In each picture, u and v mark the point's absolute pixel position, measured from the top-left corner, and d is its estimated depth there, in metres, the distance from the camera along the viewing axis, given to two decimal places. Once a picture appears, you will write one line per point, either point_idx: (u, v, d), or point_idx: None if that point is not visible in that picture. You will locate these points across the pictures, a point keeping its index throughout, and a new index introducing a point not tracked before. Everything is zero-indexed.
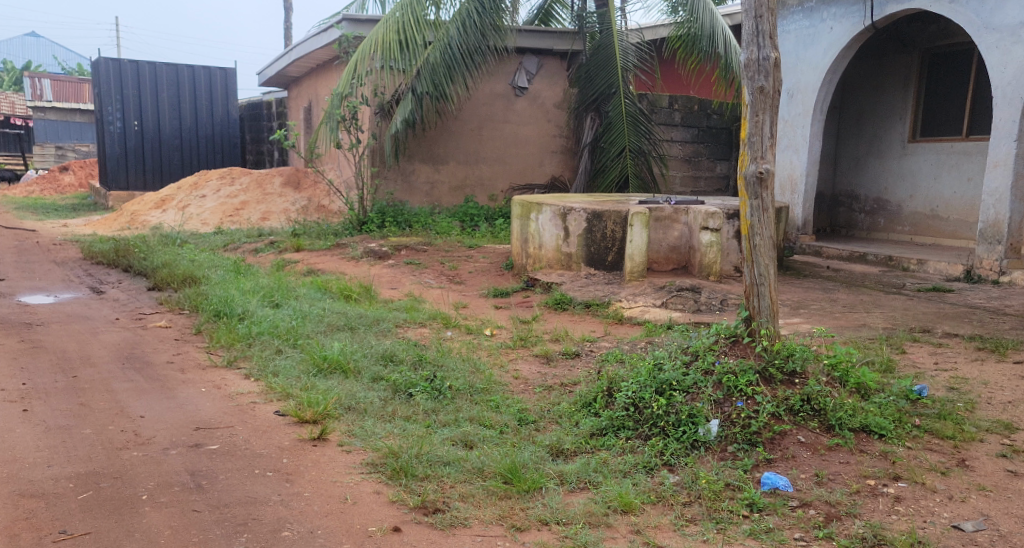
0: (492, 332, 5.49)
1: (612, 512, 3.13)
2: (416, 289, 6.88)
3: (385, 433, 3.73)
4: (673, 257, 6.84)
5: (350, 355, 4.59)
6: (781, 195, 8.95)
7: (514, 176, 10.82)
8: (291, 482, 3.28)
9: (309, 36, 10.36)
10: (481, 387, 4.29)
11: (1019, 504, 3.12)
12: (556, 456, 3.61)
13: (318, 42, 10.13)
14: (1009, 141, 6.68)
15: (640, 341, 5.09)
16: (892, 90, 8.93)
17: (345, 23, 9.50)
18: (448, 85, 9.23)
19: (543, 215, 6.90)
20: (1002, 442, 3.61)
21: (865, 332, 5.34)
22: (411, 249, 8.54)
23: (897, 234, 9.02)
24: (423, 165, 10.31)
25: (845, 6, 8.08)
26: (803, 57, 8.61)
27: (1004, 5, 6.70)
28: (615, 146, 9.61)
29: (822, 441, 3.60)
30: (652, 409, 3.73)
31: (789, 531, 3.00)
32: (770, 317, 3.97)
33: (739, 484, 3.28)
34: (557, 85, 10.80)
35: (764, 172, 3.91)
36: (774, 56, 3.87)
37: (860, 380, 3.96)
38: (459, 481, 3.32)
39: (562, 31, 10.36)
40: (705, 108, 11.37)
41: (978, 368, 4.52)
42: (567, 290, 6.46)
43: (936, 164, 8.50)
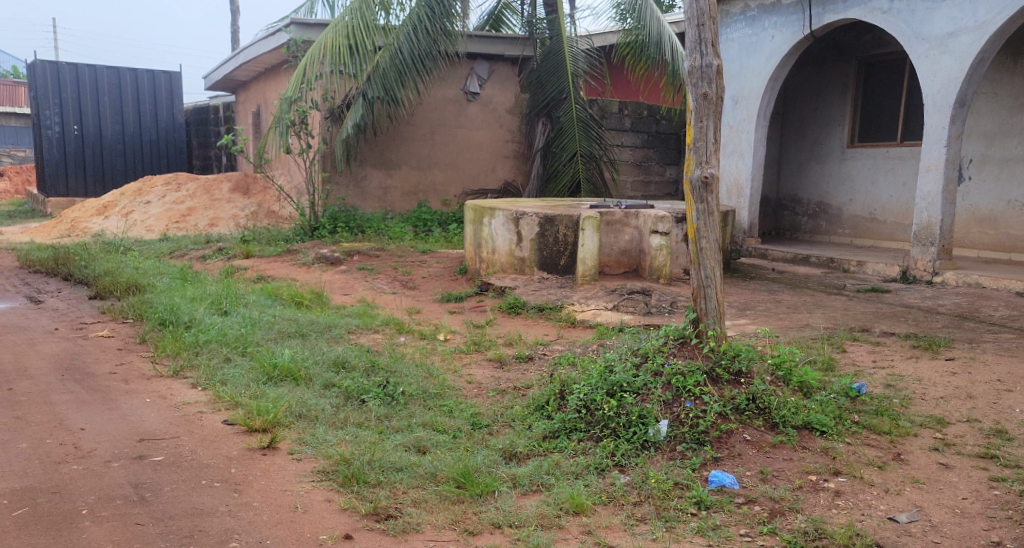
0: (445, 337, 5.52)
1: (564, 514, 3.18)
2: (368, 295, 6.89)
3: (336, 440, 3.74)
4: (624, 260, 6.94)
5: (301, 363, 4.59)
6: (728, 200, 9.14)
7: (467, 181, 10.85)
8: (239, 492, 3.28)
9: (257, 40, 10.28)
10: (434, 392, 4.33)
11: (949, 495, 3.25)
12: (509, 459, 3.66)
13: (266, 46, 10.07)
14: (939, 147, 6.92)
15: (592, 343, 5.17)
16: (831, 96, 9.19)
17: (293, 27, 9.46)
18: (399, 89, 9.23)
19: (496, 219, 6.96)
20: (935, 437, 3.75)
21: (808, 332, 5.50)
22: (363, 254, 8.53)
23: (839, 236, 9.27)
24: (375, 170, 10.28)
25: (785, 15, 8.30)
26: (746, 65, 8.81)
27: (933, 16, 6.96)
28: (567, 151, 9.71)
29: (767, 439, 3.71)
30: (603, 411, 3.80)
31: (735, 527, 3.09)
32: (717, 318, 4.08)
33: (687, 483, 3.36)
34: (508, 90, 10.88)
35: (708, 177, 4.01)
36: (716, 63, 3.97)
37: (802, 378, 4.08)
38: (412, 487, 3.36)
39: (513, 37, 10.45)
40: (654, 114, 11.55)
41: (914, 365, 4.70)
42: (520, 294, 6.52)
43: (874, 169, 8.77)
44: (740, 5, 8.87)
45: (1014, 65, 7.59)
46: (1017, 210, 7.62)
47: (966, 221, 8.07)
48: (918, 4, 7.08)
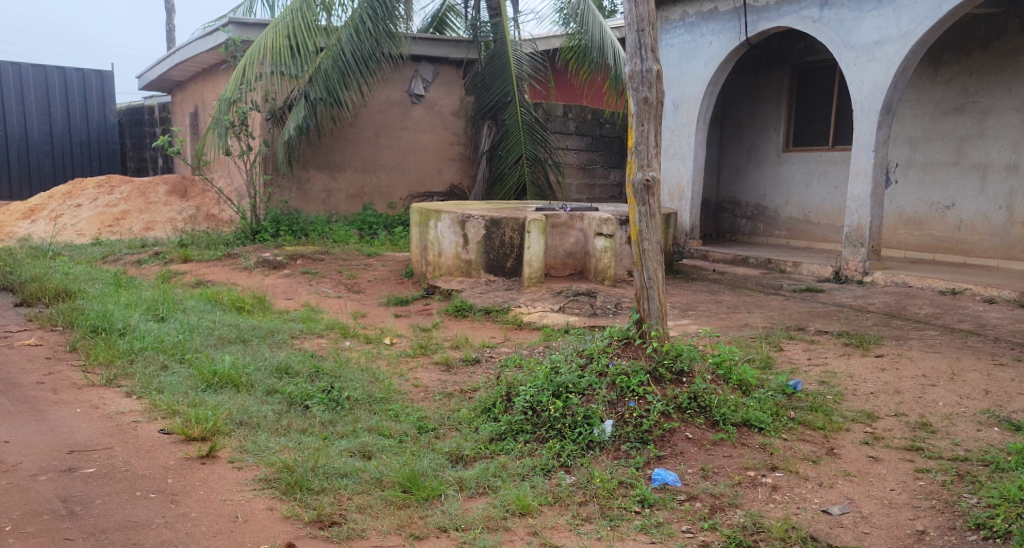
0: (391, 341, 5.53)
1: (510, 516, 3.23)
2: (311, 299, 6.84)
3: (279, 447, 3.73)
4: (570, 262, 7.02)
5: (242, 369, 4.55)
6: (670, 202, 9.31)
7: (412, 184, 10.83)
8: (176, 503, 3.25)
9: (194, 40, 10.12)
10: (380, 396, 4.34)
11: (879, 487, 3.37)
12: (455, 462, 3.70)
13: (203, 46, 9.92)
14: (867, 152, 7.16)
15: (538, 345, 5.24)
16: (767, 102, 9.42)
17: (231, 27, 9.34)
18: (343, 91, 9.18)
19: (442, 222, 6.97)
20: (865, 431, 3.90)
21: (747, 332, 5.64)
22: (307, 258, 8.47)
23: (776, 238, 9.51)
24: (318, 173, 10.19)
25: (722, 22, 8.50)
26: (686, 70, 8.99)
27: (861, 25, 7.22)
28: (512, 155, 9.77)
29: (707, 436, 3.80)
30: (549, 413, 3.86)
31: (677, 523, 3.17)
32: (660, 319, 4.17)
33: (632, 482, 3.44)
34: (453, 93, 10.91)
35: (650, 180, 4.10)
36: (656, 68, 4.06)
37: (742, 377, 4.20)
38: (357, 492, 3.37)
39: (457, 40, 10.49)
40: (598, 117, 11.70)
41: (846, 362, 4.88)
42: (467, 297, 6.55)
43: (808, 173, 9.02)
44: (679, 11, 9.06)
45: (937, 74, 7.90)
46: (941, 212, 7.92)
47: (894, 223, 8.35)
48: (846, 13, 7.34)
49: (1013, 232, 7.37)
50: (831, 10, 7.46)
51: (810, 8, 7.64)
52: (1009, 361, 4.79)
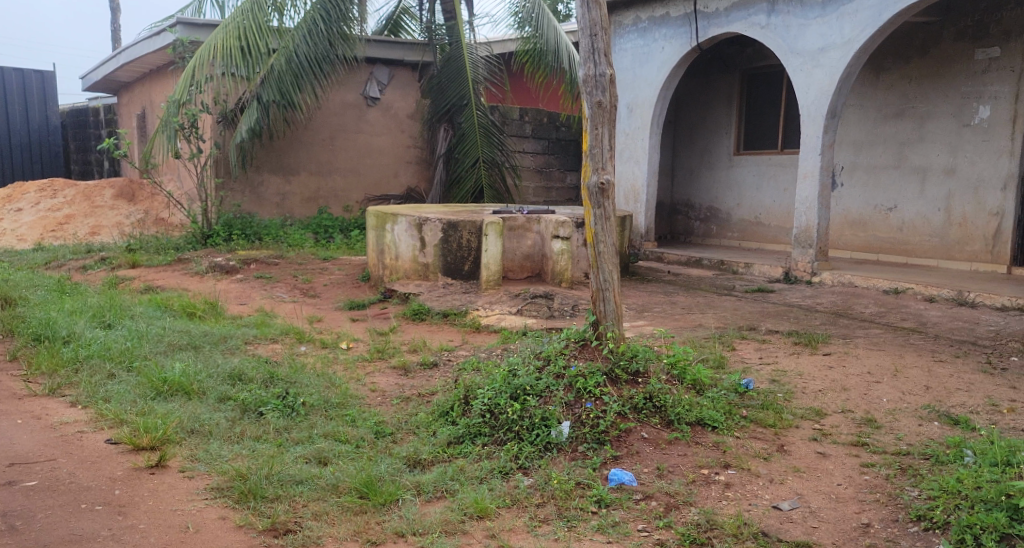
0: (348, 345, 5.51)
1: (468, 519, 3.25)
2: (266, 304, 6.78)
3: (231, 454, 3.70)
4: (527, 265, 7.06)
5: (193, 376, 4.50)
6: (625, 205, 9.41)
7: (368, 187, 10.79)
8: (124, 514, 3.21)
9: (140, 40, 9.96)
10: (336, 402, 4.32)
11: (826, 482, 3.46)
12: (413, 466, 3.71)
13: (150, 47, 9.76)
14: (814, 155, 7.32)
15: (496, 348, 5.27)
16: (718, 106, 9.58)
17: (180, 27, 9.20)
18: (296, 93, 9.12)
19: (399, 225, 6.96)
20: (814, 427, 4.00)
21: (700, 332, 5.74)
22: (261, 262, 8.39)
23: (728, 240, 9.66)
24: (272, 176, 10.09)
25: (673, 27, 8.63)
26: (639, 74, 9.11)
27: (807, 31, 7.38)
28: (469, 157, 9.79)
29: (663, 436, 3.86)
30: (507, 415, 3.89)
31: (633, 522, 3.21)
32: (615, 320, 4.23)
33: (589, 482, 3.48)
34: (408, 96, 10.90)
35: (605, 183, 4.15)
36: (610, 73, 4.10)
37: (696, 376, 4.27)
38: (313, 499, 3.36)
39: (412, 43, 10.51)
40: (554, 121, 11.78)
41: (796, 360, 4.99)
42: (425, 300, 6.55)
43: (758, 175, 9.19)
44: (632, 16, 9.18)
45: (878, 79, 8.12)
46: (884, 214, 8.12)
47: (840, 225, 8.54)
48: (792, 20, 7.51)
49: (952, 233, 7.58)
50: (778, 16, 7.63)
51: (758, 15, 7.80)
52: (950, 357, 4.94)
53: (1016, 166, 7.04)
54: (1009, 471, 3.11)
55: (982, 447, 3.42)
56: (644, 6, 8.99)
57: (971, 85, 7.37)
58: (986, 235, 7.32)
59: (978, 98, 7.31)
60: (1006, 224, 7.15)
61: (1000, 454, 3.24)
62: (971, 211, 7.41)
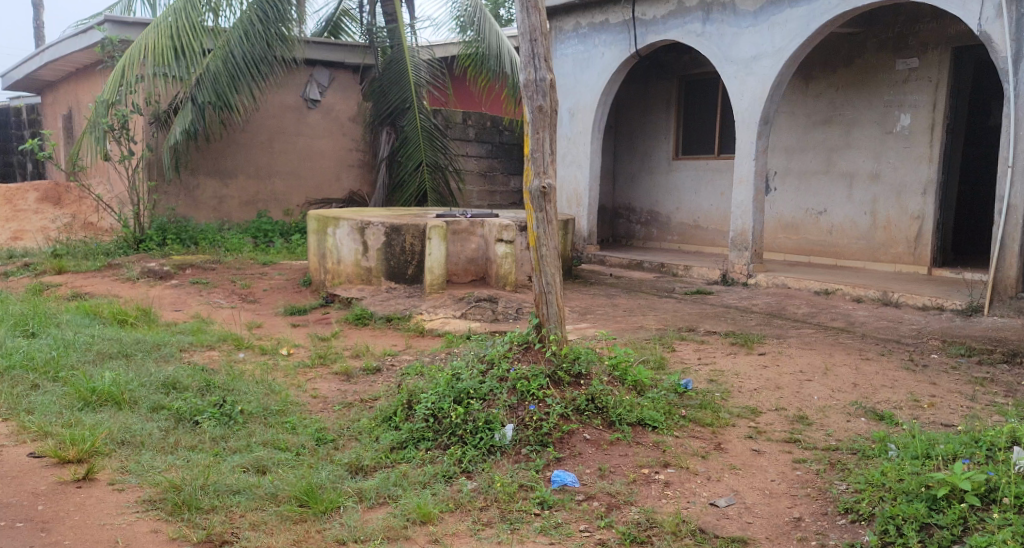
0: (288, 351, 5.45)
1: (411, 524, 3.25)
2: (202, 310, 6.66)
3: (165, 465, 3.63)
4: (471, 269, 7.07)
5: (124, 386, 4.41)
6: (568, 208, 9.48)
7: (309, 191, 10.68)
8: (47, 531, 3.13)
9: (65, 38, 9.69)
10: (276, 409, 4.28)
11: (761, 479, 3.55)
12: (355, 473, 3.70)
13: (77, 45, 9.50)
14: (748, 161, 7.49)
15: (439, 352, 5.27)
16: (658, 111, 9.75)
17: (108, 25, 8.98)
18: (233, 95, 8.98)
19: (340, 229, 6.91)
20: (749, 425, 4.10)
21: (642, 333, 5.83)
22: (197, 268, 8.24)
23: (667, 243, 9.82)
24: (208, 179, 9.90)
25: (613, 33, 8.76)
26: (580, 79, 9.21)
27: (740, 39, 7.56)
28: (412, 161, 9.76)
29: (605, 437, 3.90)
30: (450, 419, 3.90)
31: (576, 523, 3.25)
32: (558, 323, 4.27)
33: (531, 484, 3.51)
34: (349, 99, 10.82)
35: (546, 187, 4.18)
36: (550, 77, 4.14)
37: (636, 377, 4.34)
38: (251, 509, 3.32)
39: (353, 45, 10.43)
40: (497, 125, 11.83)
41: (732, 360, 5.11)
42: (367, 305, 6.53)
43: (695, 180, 9.37)
44: (573, 22, 9.27)
45: (808, 87, 8.37)
46: (815, 217, 8.36)
47: (774, 228, 8.76)
48: (726, 29, 7.69)
49: (877, 236, 7.83)
50: (713, 24, 7.79)
51: (693, 23, 7.95)
52: (876, 356, 5.11)
53: (935, 172, 7.30)
54: (928, 463, 3.23)
55: (905, 441, 3.56)
56: (584, 12, 9.08)
57: (893, 94, 7.63)
58: (908, 238, 7.58)
59: (899, 107, 7.58)
60: (926, 227, 7.41)
61: (920, 447, 3.36)
62: (895, 215, 7.66)
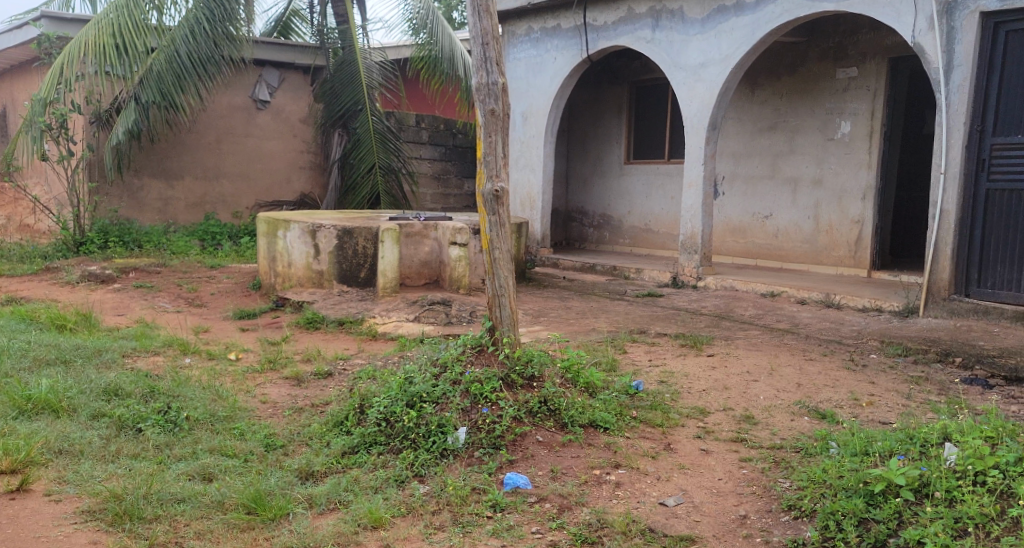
0: (237, 356, 5.38)
1: (362, 529, 3.23)
2: (146, 314, 6.54)
3: (106, 475, 3.56)
4: (424, 272, 7.05)
5: (62, 393, 4.31)
6: (522, 211, 9.52)
7: (259, 193, 10.54)
8: None
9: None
10: (224, 415, 4.22)
11: (708, 478, 3.61)
12: (305, 478, 3.67)
13: (11, 41, 9.28)
14: (697, 165, 7.61)
15: (392, 356, 5.25)
16: (609, 115, 9.84)
17: (43, 21, 8.80)
18: (178, 94, 8.84)
19: (291, 232, 6.85)
20: (698, 425, 4.16)
21: (594, 336, 5.88)
22: (141, 271, 8.10)
23: (619, 246, 9.91)
24: (153, 180, 9.72)
25: (565, 38, 8.83)
26: (533, 84, 9.26)
27: (688, 46, 7.68)
28: (364, 163, 9.70)
29: (557, 438, 3.92)
30: (403, 423, 3.89)
31: (527, 525, 3.26)
32: (511, 326, 4.28)
33: (484, 487, 3.51)
34: (300, 100, 10.72)
35: (499, 190, 4.20)
36: (502, 81, 4.16)
37: (589, 379, 4.37)
38: (196, 518, 3.27)
39: (303, 45, 10.38)
40: (451, 128, 11.82)
41: (682, 361, 5.19)
42: (319, 308, 6.48)
43: (647, 184, 9.48)
44: (525, 26, 9.31)
45: (754, 94, 8.53)
46: (761, 221, 8.51)
47: (723, 231, 8.90)
48: (675, 35, 7.80)
49: (820, 239, 8.00)
50: (662, 31, 7.90)
51: (643, 29, 8.06)
52: (818, 356, 5.24)
53: (874, 178, 7.50)
54: (866, 460, 3.32)
55: (845, 439, 3.65)
56: (536, 17, 9.14)
57: (834, 102, 7.81)
58: (849, 241, 7.76)
59: (840, 114, 7.77)
60: (867, 231, 7.60)
61: (859, 444, 3.46)
62: (837, 219, 7.84)
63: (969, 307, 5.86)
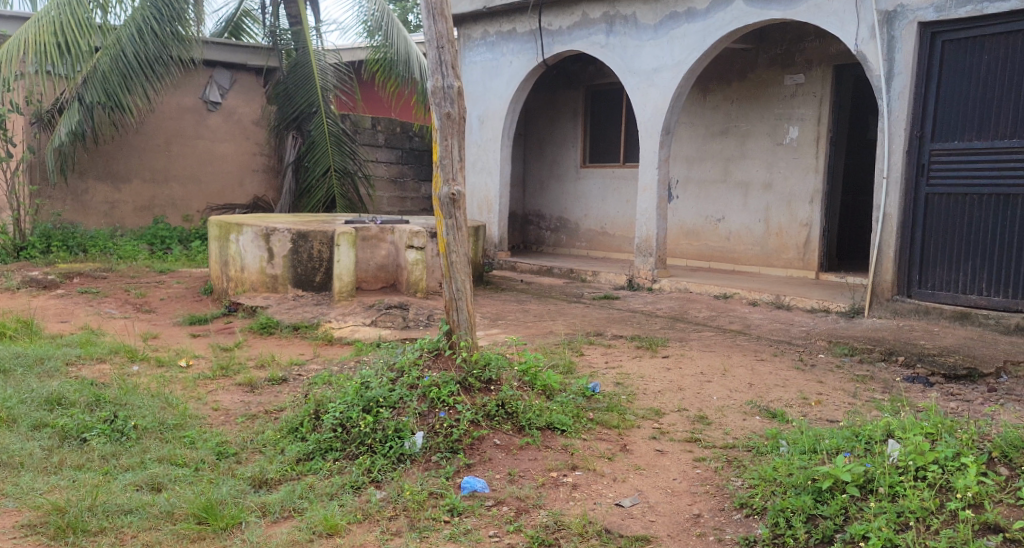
0: (187, 362, 5.29)
1: (317, 537, 3.20)
2: (92, 321, 6.39)
3: (49, 487, 3.48)
4: (381, 275, 7.00)
5: (2, 404, 4.20)
6: (479, 215, 9.52)
7: (210, 196, 10.38)
8: None
9: None
10: (173, 423, 4.15)
11: (663, 478, 3.65)
12: (259, 486, 3.62)
13: None
14: (651, 169, 7.68)
15: (348, 361, 5.21)
16: (565, 119, 9.89)
17: None
18: (124, 95, 8.67)
19: (243, 236, 6.77)
20: (653, 426, 4.20)
21: (551, 338, 5.90)
22: (86, 277, 7.93)
23: (576, 249, 9.96)
24: (99, 183, 9.52)
25: (521, 42, 8.86)
26: (489, 87, 9.27)
27: (642, 51, 7.76)
28: (319, 166, 9.61)
29: (515, 441, 3.92)
30: (359, 429, 3.86)
31: (485, 529, 3.25)
32: (468, 330, 4.27)
33: (442, 492, 3.49)
34: (252, 102, 10.59)
35: (455, 194, 4.18)
36: (457, 84, 4.15)
37: (545, 382, 4.39)
38: (144, 529, 3.21)
39: (255, 46, 10.30)
40: (407, 131, 11.78)
41: (638, 363, 5.23)
42: (273, 314, 6.42)
43: (603, 188, 9.54)
44: (480, 30, 9.32)
45: (706, 99, 8.63)
46: (713, 224, 8.63)
47: (677, 234, 9.00)
48: (628, 41, 7.87)
49: (770, 242, 8.13)
50: (616, 36, 7.97)
51: (597, 34, 8.12)
52: (769, 356, 5.32)
53: (821, 182, 7.66)
54: (814, 458, 3.38)
55: (795, 437, 3.72)
56: (491, 21, 9.15)
57: (782, 108, 7.96)
58: (798, 244, 7.90)
59: (788, 120, 7.92)
60: (814, 234, 7.75)
61: (807, 443, 3.52)
62: (786, 223, 7.98)
63: (911, 308, 6.00)
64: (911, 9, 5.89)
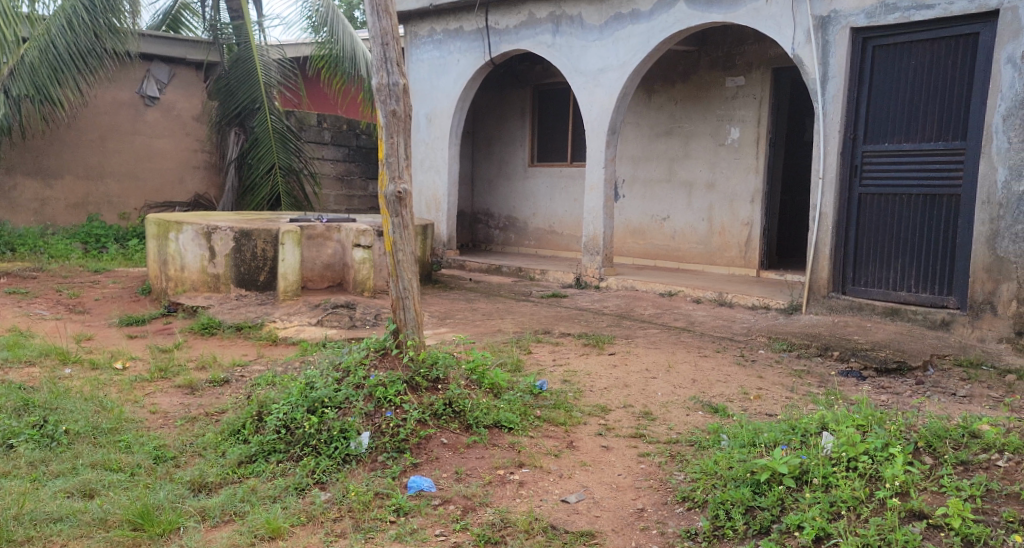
0: (124, 365, 5.15)
1: (259, 541, 3.14)
2: (21, 323, 6.19)
3: None
4: (327, 274, 6.91)
5: None
6: (426, 213, 9.47)
7: (148, 194, 10.15)
8: None
9: None
10: (108, 427, 4.04)
11: (609, 474, 3.67)
12: (198, 490, 3.54)
13: None
14: (598, 168, 7.72)
15: (292, 361, 5.14)
16: (513, 118, 9.90)
17: None
18: (54, 88, 8.40)
19: (184, 234, 6.62)
20: (600, 423, 4.23)
21: (499, 337, 5.90)
22: (16, 277, 7.68)
23: (525, 248, 9.98)
24: (28, 180, 9.22)
25: (468, 40, 8.83)
26: (436, 85, 9.23)
27: (588, 51, 7.80)
28: (263, 164, 9.45)
29: (462, 440, 3.91)
30: (303, 430, 3.81)
31: (431, 528, 3.22)
32: (415, 328, 4.22)
33: (388, 492, 3.46)
34: (193, 97, 10.38)
35: (402, 192, 4.14)
36: (402, 82, 4.12)
37: (494, 380, 4.37)
38: (76, 537, 3.12)
39: (195, 40, 10.09)
40: (353, 128, 11.66)
41: (585, 360, 5.26)
42: (215, 314, 6.31)
43: (551, 187, 9.58)
44: (427, 27, 9.28)
45: (650, 100, 8.71)
46: (659, 223, 8.72)
47: (623, 233, 9.06)
48: (574, 41, 7.91)
49: (713, 241, 8.25)
50: (562, 36, 8.01)
51: (544, 34, 8.14)
52: (712, 353, 5.40)
53: (761, 182, 7.81)
54: (753, 451, 3.46)
55: (735, 431, 3.78)
56: (438, 19, 9.12)
57: (724, 109, 8.09)
58: (740, 242, 8.04)
59: (729, 121, 8.05)
60: (755, 233, 7.89)
61: (747, 436, 3.60)
62: (728, 221, 8.11)
63: (846, 304, 6.15)
64: (844, 15, 6.02)
